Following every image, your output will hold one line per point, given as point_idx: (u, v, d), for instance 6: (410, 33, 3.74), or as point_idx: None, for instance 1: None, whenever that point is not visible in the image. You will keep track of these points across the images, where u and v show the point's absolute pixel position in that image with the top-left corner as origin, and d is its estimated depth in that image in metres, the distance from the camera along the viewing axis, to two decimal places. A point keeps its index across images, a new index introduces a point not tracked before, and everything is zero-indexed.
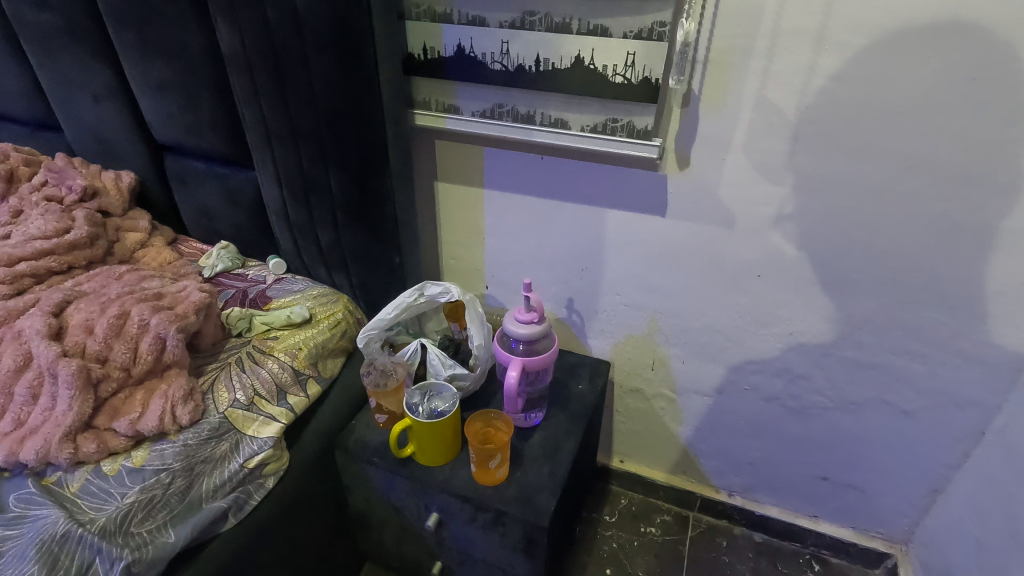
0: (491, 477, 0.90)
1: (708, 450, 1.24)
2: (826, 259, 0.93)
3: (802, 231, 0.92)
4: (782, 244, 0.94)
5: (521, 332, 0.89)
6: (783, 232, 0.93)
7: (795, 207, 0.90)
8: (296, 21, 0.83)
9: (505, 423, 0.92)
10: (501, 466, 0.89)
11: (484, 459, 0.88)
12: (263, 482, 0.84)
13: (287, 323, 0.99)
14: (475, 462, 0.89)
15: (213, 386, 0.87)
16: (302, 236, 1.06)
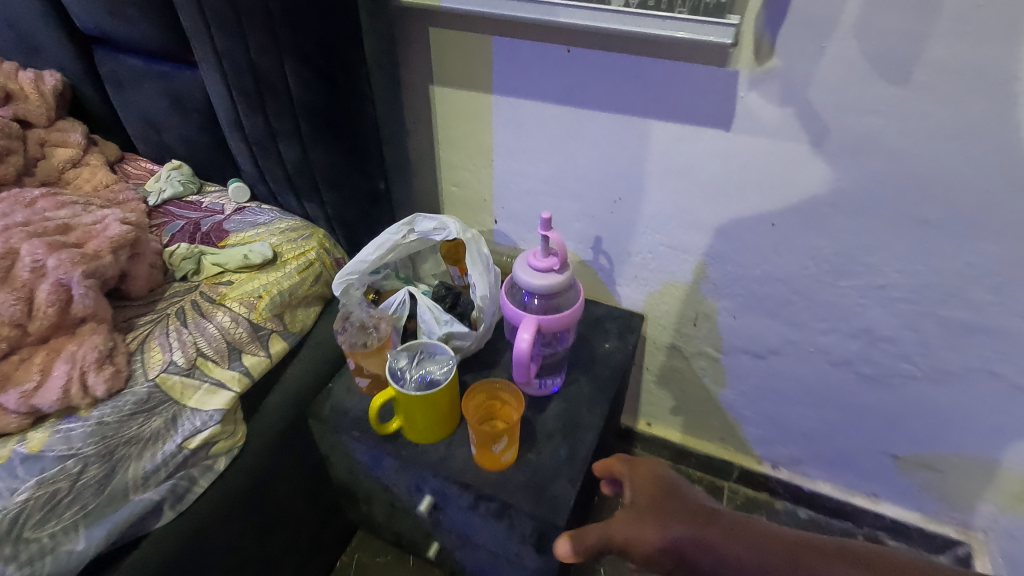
0: (498, 463, 0.72)
1: (753, 419, 1.06)
2: (801, 121, 0.71)
3: (788, 94, 0.69)
4: (757, 107, 0.71)
5: (536, 284, 0.68)
6: (763, 92, 0.70)
7: (786, 45, 0.66)
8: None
9: (515, 396, 0.73)
10: (509, 449, 0.71)
11: (487, 444, 0.70)
12: (212, 464, 0.68)
13: (243, 265, 0.80)
14: (476, 446, 0.71)
15: (144, 344, 0.68)
16: (262, 154, 0.83)
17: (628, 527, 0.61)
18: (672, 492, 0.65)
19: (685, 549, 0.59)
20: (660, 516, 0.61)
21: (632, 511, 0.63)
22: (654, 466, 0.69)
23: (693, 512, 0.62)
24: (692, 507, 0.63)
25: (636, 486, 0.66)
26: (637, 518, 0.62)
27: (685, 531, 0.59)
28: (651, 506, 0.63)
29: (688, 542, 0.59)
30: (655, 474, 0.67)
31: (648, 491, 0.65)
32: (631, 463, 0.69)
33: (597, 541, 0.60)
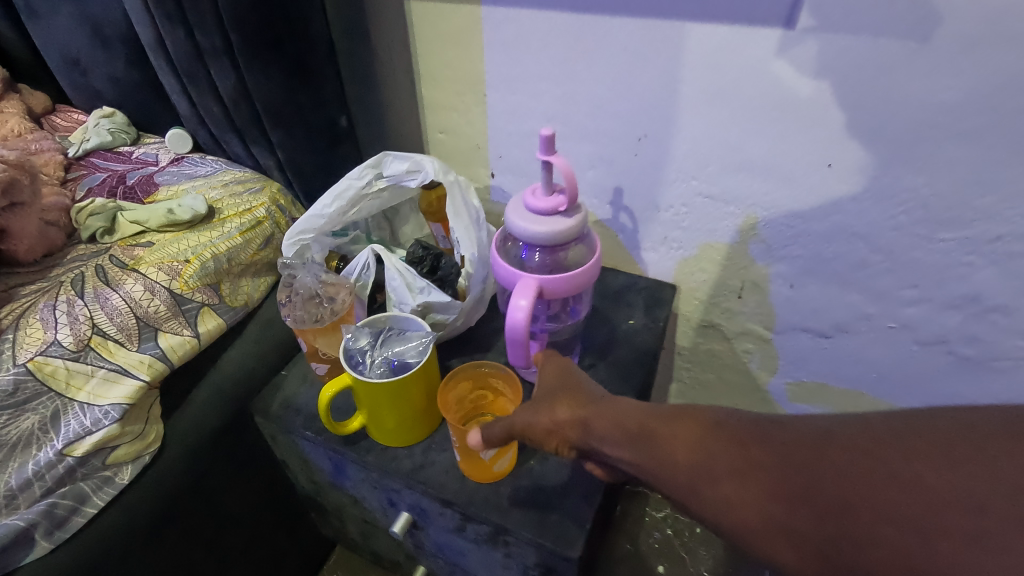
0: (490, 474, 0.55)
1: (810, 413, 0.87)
2: (838, 97, 0.58)
3: (826, 59, 0.57)
4: (789, 78, 0.59)
5: (537, 233, 0.50)
6: (794, 59, 0.58)
7: (819, 2, 0.54)
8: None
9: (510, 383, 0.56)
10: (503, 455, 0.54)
11: (475, 449, 0.53)
12: (112, 474, 0.52)
13: (169, 223, 0.63)
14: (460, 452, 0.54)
15: (21, 320, 0.52)
16: (193, 84, 0.66)
17: (519, 417, 0.49)
18: (572, 376, 0.52)
19: (573, 436, 0.48)
20: (550, 404, 0.50)
21: (530, 402, 0.51)
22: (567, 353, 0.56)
23: (591, 397, 0.50)
24: (588, 392, 0.51)
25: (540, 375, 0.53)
26: (530, 406, 0.50)
27: (571, 417, 0.49)
28: (545, 393, 0.51)
29: (574, 428, 0.48)
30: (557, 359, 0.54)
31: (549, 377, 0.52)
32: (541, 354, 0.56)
33: (493, 439, 0.49)
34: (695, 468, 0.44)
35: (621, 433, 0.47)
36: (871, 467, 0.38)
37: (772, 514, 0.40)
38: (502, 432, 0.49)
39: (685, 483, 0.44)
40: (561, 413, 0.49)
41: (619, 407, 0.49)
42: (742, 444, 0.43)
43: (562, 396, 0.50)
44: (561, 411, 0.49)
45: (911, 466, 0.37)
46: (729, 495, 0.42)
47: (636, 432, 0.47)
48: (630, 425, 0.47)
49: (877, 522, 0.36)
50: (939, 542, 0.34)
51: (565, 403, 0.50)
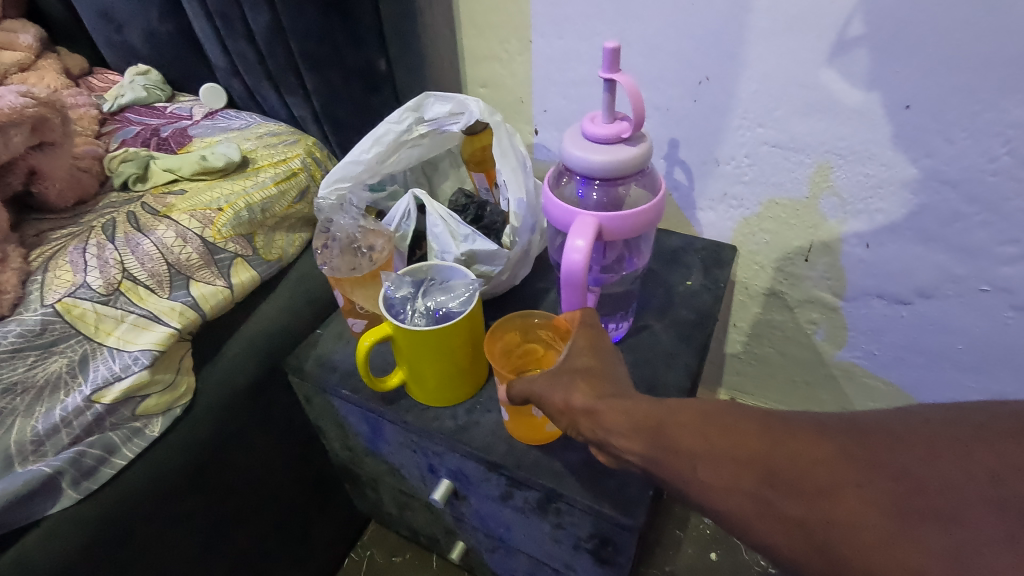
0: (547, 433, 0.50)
1: (880, 391, 0.79)
2: (885, 116, 0.58)
3: (879, 74, 0.56)
4: (835, 88, 0.59)
5: (596, 162, 0.45)
6: (844, 68, 0.57)
7: None
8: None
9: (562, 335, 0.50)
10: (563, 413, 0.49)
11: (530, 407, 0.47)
12: (142, 426, 0.49)
13: (202, 171, 0.60)
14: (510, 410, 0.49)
15: (50, 263, 0.50)
16: (228, 28, 0.64)
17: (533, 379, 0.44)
18: (593, 352, 0.45)
19: (582, 423, 0.41)
20: (560, 373, 0.44)
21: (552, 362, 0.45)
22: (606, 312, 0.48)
23: (605, 368, 0.44)
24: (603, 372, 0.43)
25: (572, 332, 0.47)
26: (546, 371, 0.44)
27: (580, 394, 0.42)
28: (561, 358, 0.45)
29: (582, 411, 0.41)
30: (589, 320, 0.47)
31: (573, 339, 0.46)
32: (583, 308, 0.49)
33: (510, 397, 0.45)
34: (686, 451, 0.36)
35: (620, 414, 0.39)
36: (876, 458, 0.30)
37: (766, 500, 0.32)
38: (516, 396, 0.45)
39: (679, 467, 0.36)
40: (570, 383, 0.43)
41: (627, 394, 0.41)
42: (739, 424, 0.35)
43: (570, 365, 0.44)
44: (571, 386, 0.42)
45: (913, 457, 0.29)
46: (719, 482, 0.34)
47: (634, 412, 0.39)
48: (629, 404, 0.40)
49: (867, 508, 0.29)
50: (933, 530, 0.27)
51: (575, 373, 0.43)
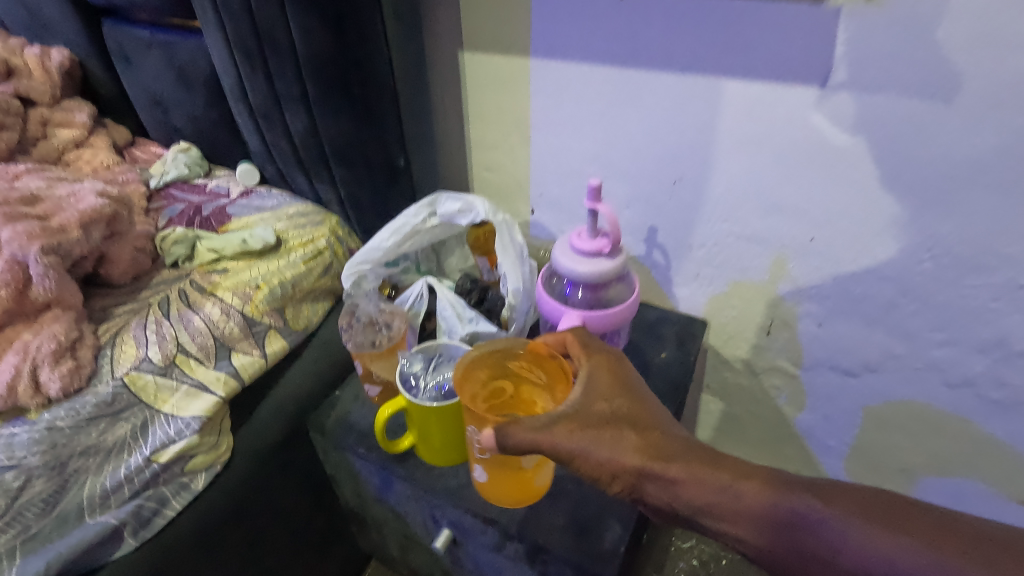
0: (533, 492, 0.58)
1: (905, 425, 0.80)
2: (848, 190, 0.65)
3: (825, 184, 0.66)
4: (826, 129, 0.62)
5: (580, 272, 0.54)
6: (833, 111, 0.61)
7: (848, 62, 0.57)
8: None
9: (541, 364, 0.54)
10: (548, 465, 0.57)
11: (520, 467, 0.54)
12: (189, 482, 0.57)
13: (242, 252, 0.69)
14: (491, 467, 0.54)
15: (117, 338, 0.59)
16: (267, 126, 0.73)
17: (580, 431, 0.45)
18: (625, 399, 0.49)
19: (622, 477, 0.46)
20: (605, 429, 0.46)
21: (579, 400, 0.47)
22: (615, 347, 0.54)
23: (638, 411, 0.48)
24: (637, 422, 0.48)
25: (589, 370, 0.50)
26: (584, 421, 0.46)
27: (633, 452, 0.45)
28: (596, 409, 0.47)
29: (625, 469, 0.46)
30: (600, 359, 0.51)
31: (595, 381, 0.49)
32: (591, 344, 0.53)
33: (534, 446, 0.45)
34: (726, 507, 0.43)
35: (678, 472, 0.44)
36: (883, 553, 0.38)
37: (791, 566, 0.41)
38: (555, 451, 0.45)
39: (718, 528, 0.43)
40: (619, 439, 0.45)
41: (662, 444, 0.46)
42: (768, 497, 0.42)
43: (608, 416, 0.47)
44: (626, 445, 0.45)
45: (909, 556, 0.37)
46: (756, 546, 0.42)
47: (685, 472, 0.44)
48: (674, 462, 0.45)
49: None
50: None
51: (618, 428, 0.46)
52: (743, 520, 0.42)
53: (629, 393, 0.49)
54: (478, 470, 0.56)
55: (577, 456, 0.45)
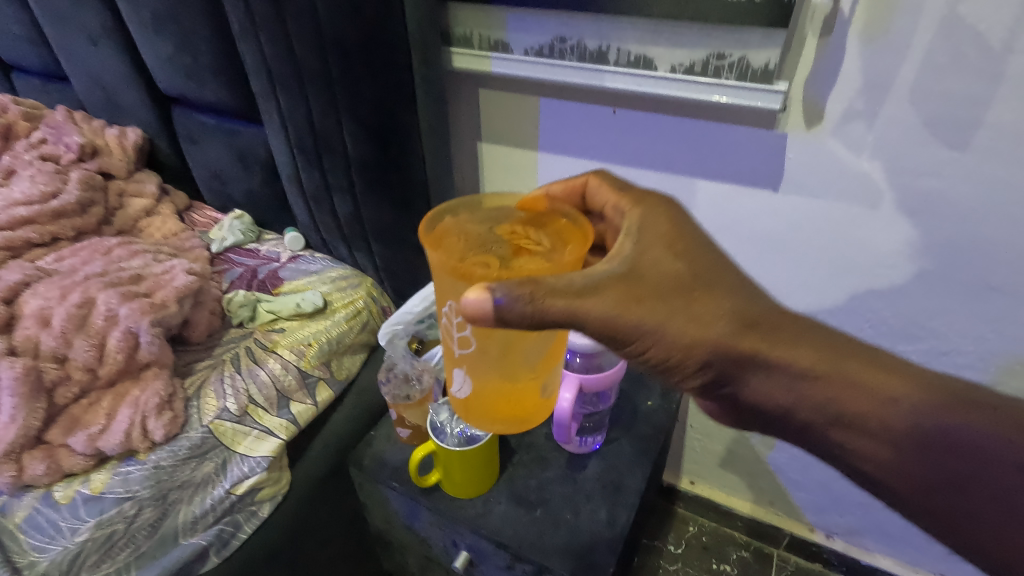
0: (533, 415, 0.54)
1: None
2: (801, 270, 0.79)
3: (783, 264, 0.80)
4: (840, 153, 0.68)
5: (578, 342, 0.70)
6: (847, 137, 0.66)
7: (795, 174, 0.72)
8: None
9: (537, 223, 0.52)
10: (548, 380, 0.53)
11: (509, 380, 0.50)
12: (257, 510, 0.70)
13: (296, 313, 0.82)
14: (474, 367, 0.50)
15: (200, 390, 0.72)
16: (317, 206, 0.88)
17: (650, 300, 0.43)
18: (701, 267, 0.46)
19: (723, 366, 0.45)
20: (678, 302, 0.44)
21: (637, 262, 0.45)
22: (670, 199, 0.51)
23: (713, 276, 0.46)
24: (728, 296, 0.45)
25: (642, 228, 0.48)
26: (651, 285, 0.44)
27: (727, 334, 0.44)
28: (659, 271, 0.45)
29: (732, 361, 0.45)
30: (660, 218, 0.49)
31: (655, 241, 0.46)
32: (639, 197, 0.51)
33: (585, 323, 0.42)
34: (860, 413, 0.44)
35: (781, 362, 0.45)
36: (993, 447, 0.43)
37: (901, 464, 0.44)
38: (627, 330, 0.43)
39: (832, 425, 0.45)
40: (698, 305, 0.44)
41: (756, 325, 0.45)
42: (885, 390, 0.44)
43: (687, 284, 0.45)
44: (720, 324, 0.44)
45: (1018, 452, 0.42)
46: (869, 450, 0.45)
47: (793, 354, 0.45)
48: (776, 339, 0.45)
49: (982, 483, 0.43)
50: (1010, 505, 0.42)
51: (708, 304, 0.44)
52: (885, 436, 0.44)
53: (697, 249, 0.47)
54: (459, 376, 0.52)
55: (660, 332, 0.44)
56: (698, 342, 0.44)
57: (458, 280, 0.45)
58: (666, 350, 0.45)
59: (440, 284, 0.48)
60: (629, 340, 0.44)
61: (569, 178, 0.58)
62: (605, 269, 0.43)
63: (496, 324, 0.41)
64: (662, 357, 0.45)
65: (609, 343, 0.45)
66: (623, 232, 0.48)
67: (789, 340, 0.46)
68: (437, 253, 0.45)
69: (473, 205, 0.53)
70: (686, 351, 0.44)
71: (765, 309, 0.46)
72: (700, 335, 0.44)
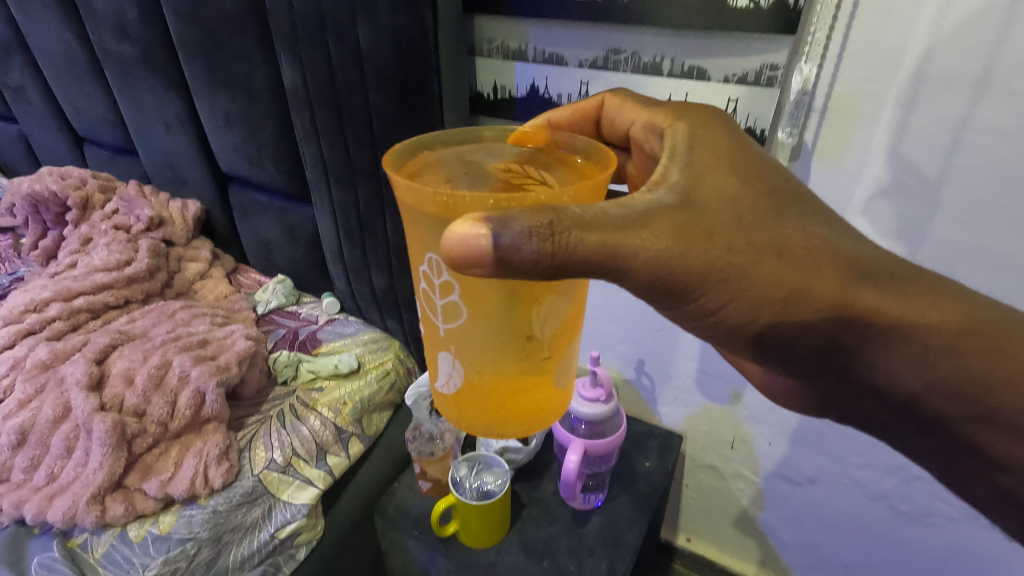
0: (550, 412, 0.45)
1: (857, 518, 0.95)
2: None
3: None
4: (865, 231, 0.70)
5: (584, 410, 0.81)
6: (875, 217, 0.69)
7: None
8: (321, 16, 0.75)
9: (536, 157, 0.45)
10: (562, 364, 0.44)
11: (501, 366, 0.41)
12: (295, 552, 0.78)
13: (334, 373, 0.92)
14: (463, 346, 0.41)
15: (252, 443, 0.82)
16: (356, 278, 1.00)
17: (724, 237, 0.38)
18: (776, 204, 0.41)
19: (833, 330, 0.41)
20: (760, 240, 0.39)
21: (696, 195, 0.39)
22: (719, 113, 0.46)
23: (799, 222, 0.41)
24: (824, 244, 0.40)
25: (691, 147, 0.43)
26: (718, 217, 0.38)
27: (823, 285, 0.40)
28: (720, 200, 0.39)
29: (842, 328, 0.41)
30: (712, 137, 0.44)
31: (706, 164, 0.41)
32: (681, 111, 0.47)
33: (638, 265, 0.36)
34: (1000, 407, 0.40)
35: (897, 324, 0.40)
36: None
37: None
38: (710, 278, 0.38)
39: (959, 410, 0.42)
40: (779, 245, 0.39)
41: (858, 278, 0.41)
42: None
43: (767, 221, 0.40)
44: (821, 270, 0.40)
45: None
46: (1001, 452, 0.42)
47: (907, 310, 0.41)
48: (878, 289, 0.41)
49: None
50: None
51: (802, 245, 0.40)
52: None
53: (755, 174, 0.42)
54: (446, 362, 0.43)
55: (747, 280, 0.39)
56: (801, 291, 0.40)
57: (437, 215, 0.36)
58: (757, 303, 0.40)
59: (417, 231, 0.39)
60: (700, 290, 0.39)
61: (581, 99, 0.58)
62: (655, 199, 0.38)
63: (499, 268, 0.33)
64: (751, 313, 0.40)
65: (680, 297, 0.39)
66: (667, 154, 0.43)
67: (896, 291, 0.41)
68: (409, 181, 0.36)
69: (458, 143, 0.47)
70: (780, 302, 0.40)
71: (855, 251, 0.42)
72: (799, 283, 0.39)
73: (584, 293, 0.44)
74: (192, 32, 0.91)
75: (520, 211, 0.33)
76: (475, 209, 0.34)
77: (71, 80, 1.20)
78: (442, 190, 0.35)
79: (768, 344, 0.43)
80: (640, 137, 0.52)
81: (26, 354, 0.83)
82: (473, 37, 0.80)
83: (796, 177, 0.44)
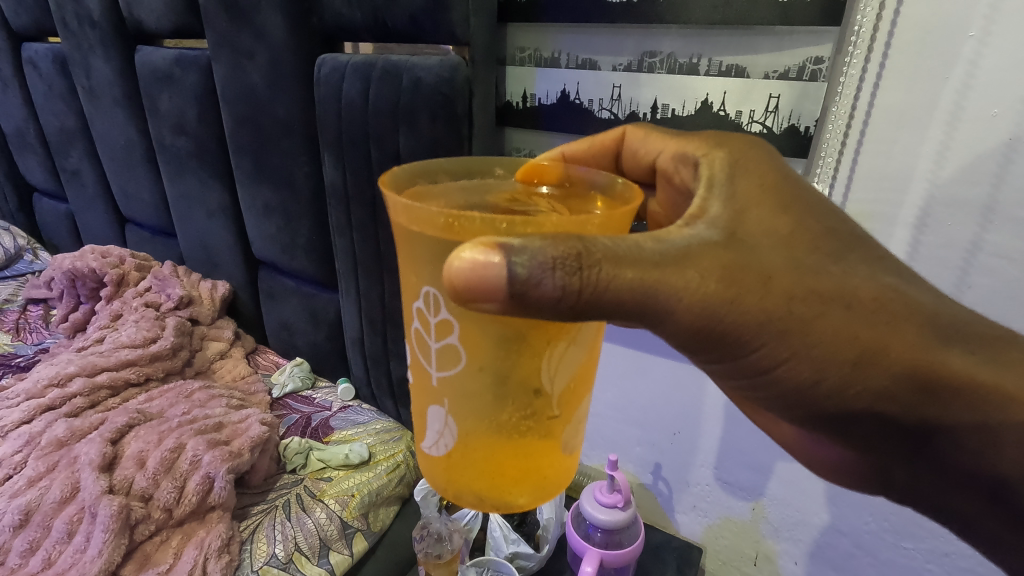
0: (558, 479, 0.43)
1: None
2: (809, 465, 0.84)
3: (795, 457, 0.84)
4: None
5: (600, 516, 0.78)
6: None
7: None
8: (365, 125, 0.82)
9: (548, 197, 0.45)
10: (569, 428, 0.42)
11: (497, 419, 0.39)
12: None
13: (343, 463, 0.90)
14: (460, 395, 0.39)
15: (255, 534, 0.79)
16: (374, 366, 1.01)
17: (782, 283, 0.37)
18: (831, 246, 0.40)
19: (893, 390, 0.40)
20: (823, 289, 0.38)
21: (747, 235, 0.38)
22: (758, 143, 0.44)
23: (856, 267, 0.39)
24: (886, 294, 0.39)
25: (732, 178, 0.41)
26: (772, 261, 0.37)
27: (888, 340, 0.39)
28: (770, 239, 0.38)
29: (904, 383, 0.40)
30: (755, 166, 0.42)
31: (751, 197, 0.39)
32: (720, 140, 0.45)
33: (683, 307, 0.35)
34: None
35: (958, 381, 0.40)
36: None
37: None
38: (771, 329, 0.37)
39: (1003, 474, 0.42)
40: (841, 293, 0.38)
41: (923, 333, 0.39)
42: None
43: (827, 267, 0.39)
44: (896, 325, 0.39)
45: None
46: None
47: (991, 374, 0.40)
48: (938, 339, 0.40)
49: None
50: None
51: (870, 294, 0.39)
52: None
53: (809, 212, 0.41)
54: (438, 419, 0.41)
55: (811, 333, 0.38)
56: (874, 351, 0.39)
57: (440, 238, 0.35)
58: (822, 363, 0.39)
59: (416, 264, 0.39)
60: (756, 339, 0.38)
61: (600, 133, 0.58)
62: (694, 234, 0.36)
63: (514, 302, 0.33)
64: (816, 371, 0.39)
65: (735, 347, 0.38)
66: (703, 185, 0.41)
67: (976, 350, 0.41)
68: (411, 202, 0.35)
69: (462, 176, 0.47)
70: (850, 362, 0.39)
71: (929, 304, 0.41)
72: (870, 341, 0.39)
73: (597, 347, 0.43)
74: (245, 132, 0.99)
75: (533, 237, 0.32)
76: (484, 231, 0.34)
77: (125, 168, 1.30)
78: (448, 210, 0.34)
79: (820, 403, 0.42)
80: (667, 167, 0.51)
81: (42, 430, 0.84)
82: (504, 146, 0.87)
83: (844, 214, 0.42)
